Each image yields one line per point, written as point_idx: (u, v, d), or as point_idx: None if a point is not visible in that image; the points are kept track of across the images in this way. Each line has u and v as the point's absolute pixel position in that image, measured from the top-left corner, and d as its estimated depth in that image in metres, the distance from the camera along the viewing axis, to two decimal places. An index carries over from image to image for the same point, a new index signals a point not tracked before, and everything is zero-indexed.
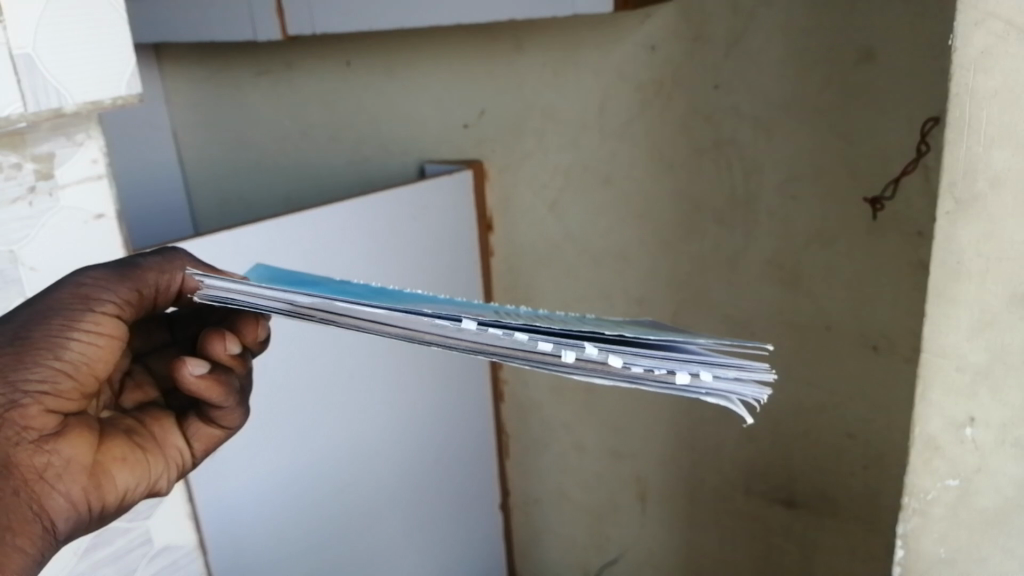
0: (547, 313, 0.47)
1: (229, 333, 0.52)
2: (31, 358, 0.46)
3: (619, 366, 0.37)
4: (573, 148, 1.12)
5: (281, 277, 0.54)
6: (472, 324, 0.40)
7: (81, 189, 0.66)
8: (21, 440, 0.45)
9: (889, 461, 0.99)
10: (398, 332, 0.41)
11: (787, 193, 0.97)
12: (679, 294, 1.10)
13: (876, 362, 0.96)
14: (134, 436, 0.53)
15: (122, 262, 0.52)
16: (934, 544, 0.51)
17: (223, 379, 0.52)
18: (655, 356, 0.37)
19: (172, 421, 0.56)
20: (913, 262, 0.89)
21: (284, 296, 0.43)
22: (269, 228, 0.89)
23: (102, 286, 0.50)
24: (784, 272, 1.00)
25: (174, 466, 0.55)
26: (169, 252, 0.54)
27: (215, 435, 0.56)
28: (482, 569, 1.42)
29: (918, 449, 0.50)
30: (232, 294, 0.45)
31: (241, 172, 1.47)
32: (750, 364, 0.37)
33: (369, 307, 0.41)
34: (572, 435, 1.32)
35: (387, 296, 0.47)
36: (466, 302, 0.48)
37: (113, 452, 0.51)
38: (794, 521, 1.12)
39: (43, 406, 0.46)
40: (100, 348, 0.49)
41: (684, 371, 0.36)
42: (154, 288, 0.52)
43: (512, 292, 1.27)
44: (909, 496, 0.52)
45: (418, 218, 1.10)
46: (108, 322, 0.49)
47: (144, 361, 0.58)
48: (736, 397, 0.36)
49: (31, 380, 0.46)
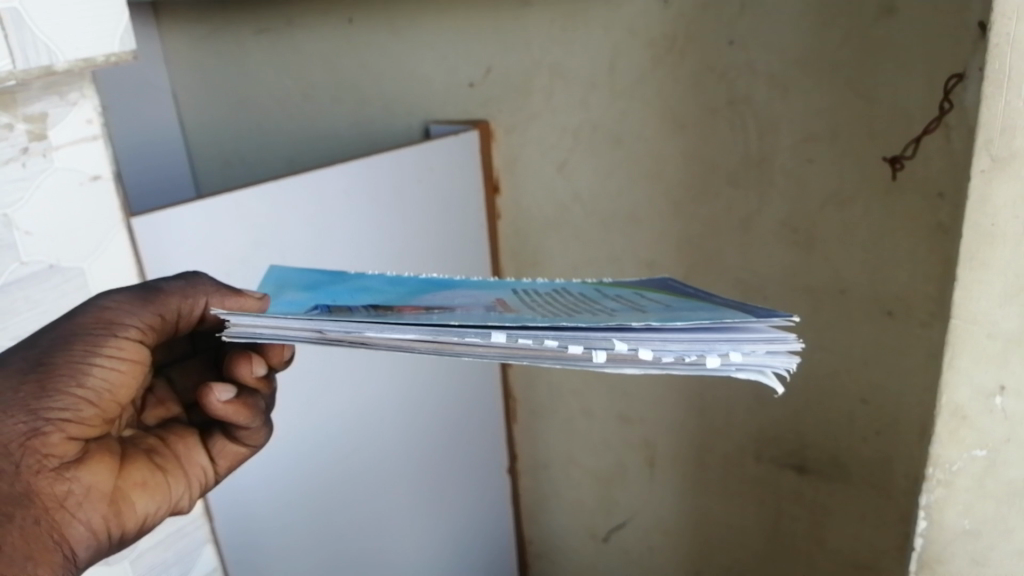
0: (560, 295, 0.54)
1: (256, 356, 0.57)
2: (53, 386, 0.50)
3: (649, 356, 0.43)
4: (581, 106, 1.09)
5: (300, 284, 0.59)
6: (501, 335, 0.44)
7: (76, 150, 0.64)
8: (42, 468, 0.50)
9: (902, 427, 0.99)
10: (431, 347, 0.46)
11: (803, 154, 0.94)
12: (690, 255, 1.08)
13: (892, 327, 0.95)
14: (156, 455, 0.59)
15: (145, 286, 0.56)
16: (958, 515, 0.59)
17: (249, 402, 0.58)
18: (684, 341, 0.43)
19: (195, 438, 0.62)
20: (931, 224, 0.87)
21: (316, 325, 0.47)
22: (271, 190, 0.87)
23: (126, 310, 0.54)
24: (799, 234, 0.98)
25: (196, 484, 0.61)
26: (191, 276, 0.58)
27: (239, 452, 0.63)
28: (490, 532, 1.43)
29: (946, 419, 0.56)
30: (260, 329, 0.48)
31: (244, 134, 1.45)
32: (775, 336, 0.43)
33: (400, 329, 0.46)
34: (579, 401, 1.31)
35: (410, 304, 0.52)
36: (486, 295, 0.54)
37: (132, 477, 0.56)
38: (803, 486, 1.12)
39: (63, 435, 0.51)
40: (123, 372, 0.54)
41: (713, 355, 0.42)
42: (176, 312, 0.57)
43: (520, 255, 1.25)
44: (934, 467, 0.58)
45: (425, 179, 1.08)
46: (130, 347, 0.54)
47: (165, 375, 0.64)
48: (769, 369, 0.43)
49: (54, 408, 0.50)
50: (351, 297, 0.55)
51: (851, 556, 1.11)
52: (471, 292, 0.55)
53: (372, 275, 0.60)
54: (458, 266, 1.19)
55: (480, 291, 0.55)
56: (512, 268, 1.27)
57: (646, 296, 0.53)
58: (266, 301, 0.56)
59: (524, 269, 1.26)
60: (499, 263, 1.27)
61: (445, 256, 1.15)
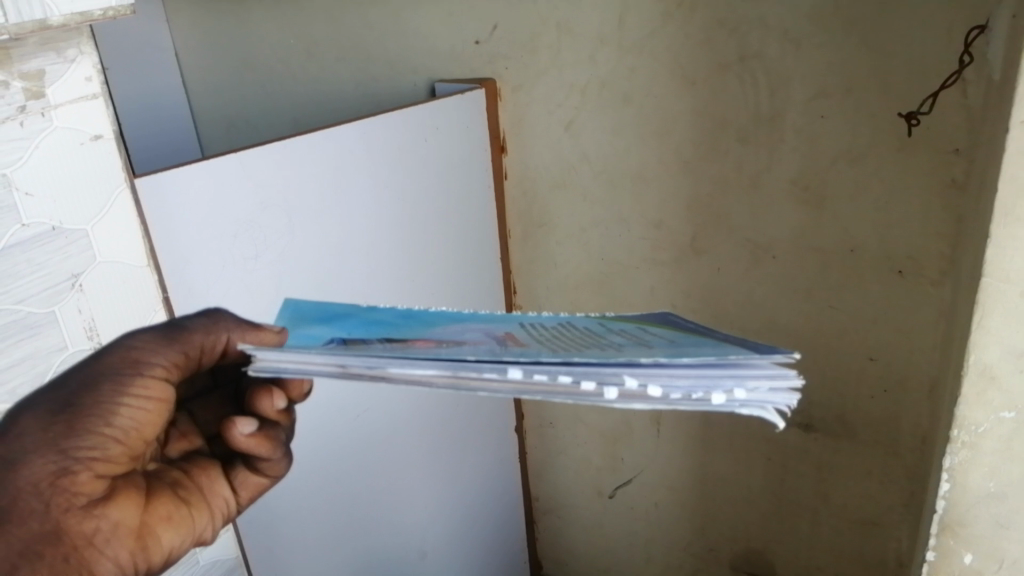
0: (570, 327, 0.54)
1: (276, 388, 0.53)
2: (82, 425, 0.47)
3: (657, 393, 0.42)
4: (590, 62, 1.07)
5: (312, 315, 0.58)
6: (517, 371, 0.43)
7: (77, 108, 0.63)
8: (70, 507, 0.47)
9: (911, 385, 0.99)
10: (447, 381, 0.44)
11: (816, 110, 0.92)
12: (700, 216, 1.07)
13: (902, 286, 0.95)
14: (180, 489, 0.54)
15: (169, 324, 0.53)
16: (983, 477, 0.56)
17: (270, 435, 0.54)
18: (689, 376, 0.43)
19: (218, 471, 0.57)
20: (945, 181, 0.87)
21: (335, 359, 0.45)
22: (276, 151, 0.85)
23: (151, 348, 0.51)
24: (810, 192, 0.97)
25: (219, 516, 0.56)
26: (214, 312, 0.55)
27: (262, 483, 0.57)
28: (498, 491, 1.44)
29: (973, 379, 0.54)
30: (281, 364, 0.46)
31: (247, 94, 1.42)
32: (777, 372, 0.43)
33: (421, 364, 0.44)
34: None
35: (421, 338, 0.51)
36: (495, 325, 0.54)
37: (159, 511, 0.51)
38: (811, 445, 1.12)
39: (92, 473, 0.48)
40: (149, 412, 0.51)
41: (718, 391, 0.42)
42: (200, 349, 0.53)
43: (527, 215, 1.24)
44: (960, 430, 0.56)
45: (430, 139, 1.06)
46: (156, 386, 0.51)
47: (187, 408, 0.59)
48: (769, 406, 0.43)
49: (82, 447, 0.47)
50: (355, 327, 0.54)
51: (856, 512, 1.12)
52: (480, 324, 0.55)
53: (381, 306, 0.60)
54: (463, 226, 1.17)
55: (490, 322, 0.55)
56: (520, 229, 1.26)
57: (650, 330, 0.53)
58: (283, 334, 0.53)
59: (531, 230, 1.25)
60: (506, 224, 1.26)
61: (452, 215, 1.14)
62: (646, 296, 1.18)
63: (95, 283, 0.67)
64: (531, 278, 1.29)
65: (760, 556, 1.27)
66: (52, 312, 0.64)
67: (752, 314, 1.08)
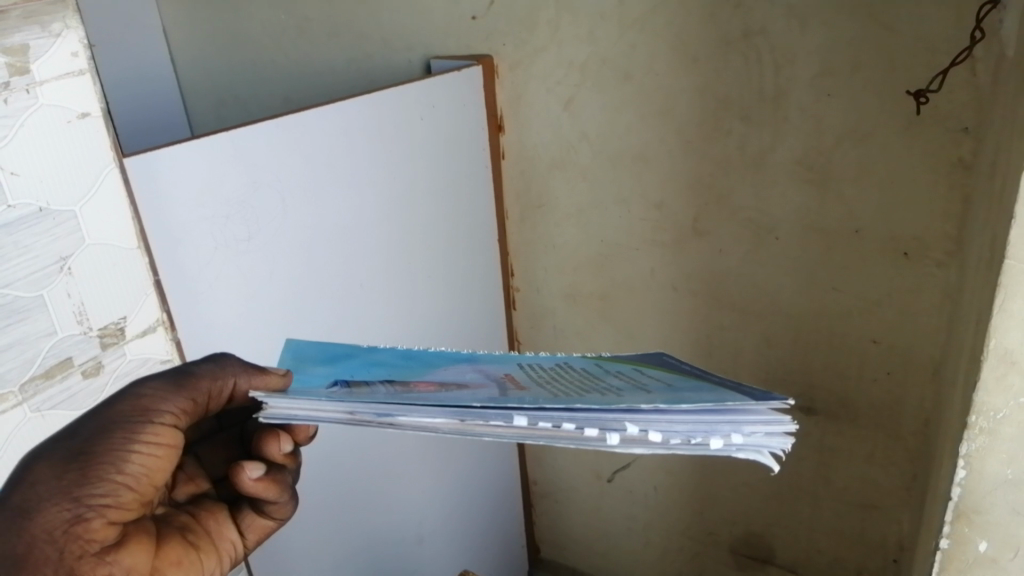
0: (565, 367, 0.56)
1: (283, 434, 0.57)
2: (95, 473, 0.50)
3: (658, 438, 0.44)
4: (590, 39, 1.05)
5: (316, 357, 0.60)
6: (522, 419, 0.45)
7: (64, 85, 0.61)
8: (84, 553, 0.49)
9: (915, 368, 0.98)
10: (453, 428, 0.47)
11: (821, 89, 0.90)
12: (701, 198, 1.05)
13: (907, 267, 0.93)
14: (189, 533, 0.58)
15: (178, 371, 0.56)
16: (1002, 465, 0.50)
17: (278, 478, 0.58)
18: (689, 422, 0.44)
19: (225, 514, 0.61)
20: (952, 160, 0.85)
21: (345, 406, 0.48)
22: (270, 131, 0.83)
23: (161, 397, 0.54)
24: (814, 173, 0.95)
25: (227, 558, 0.60)
26: (220, 358, 0.58)
27: (267, 526, 0.62)
28: (495, 474, 1.43)
29: (991, 363, 0.48)
30: (294, 411, 0.49)
31: (239, 72, 1.40)
32: (772, 418, 0.44)
33: (427, 413, 0.47)
34: (585, 344, 1.29)
35: (423, 379, 0.53)
36: (494, 367, 0.56)
37: (169, 557, 0.55)
38: (812, 428, 1.10)
39: (105, 519, 0.50)
40: (158, 457, 0.53)
41: (716, 436, 0.44)
42: (207, 395, 0.56)
43: (524, 196, 1.22)
44: (976, 415, 0.50)
45: (427, 118, 1.04)
46: (165, 432, 0.54)
47: (194, 453, 0.63)
48: (765, 450, 0.44)
49: (95, 495, 0.50)
50: (363, 368, 0.57)
51: (857, 495, 1.11)
52: (483, 364, 0.57)
53: (382, 346, 0.62)
54: (458, 208, 1.15)
55: (491, 362, 0.57)
56: (518, 210, 1.24)
57: (645, 371, 0.54)
58: (288, 378, 0.56)
59: (529, 212, 1.23)
60: (503, 204, 1.24)
61: (449, 195, 1.12)
62: (646, 278, 1.16)
63: (84, 264, 0.65)
64: (529, 259, 1.28)
65: (759, 539, 1.26)
66: (41, 296, 0.63)
67: (755, 295, 1.07)
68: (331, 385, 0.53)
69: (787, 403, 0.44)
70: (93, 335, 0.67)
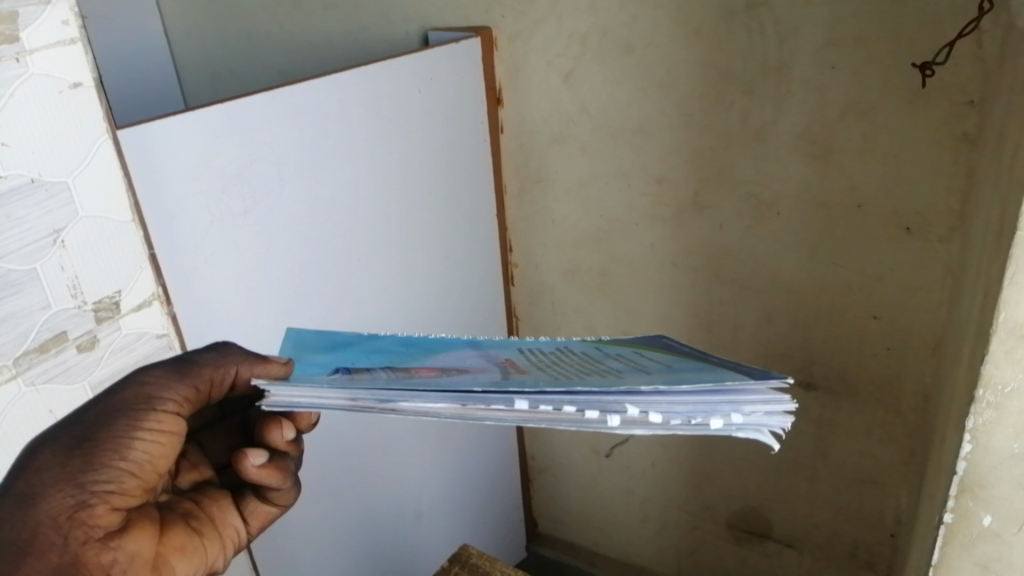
0: (565, 352, 0.55)
1: (286, 420, 0.57)
2: (97, 460, 0.50)
3: (658, 419, 0.44)
4: (590, 11, 1.03)
5: (316, 345, 0.59)
6: (523, 402, 0.45)
7: (55, 54, 0.60)
8: (89, 538, 0.48)
9: (915, 342, 0.97)
10: (456, 413, 0.46)
11: (825, 61, 0.89)
12: (702, 172, 1.04)
13: (908, 242, 0.93)
14: (193, 520, 0.58)
15: (179, 360, 0.56)
16: (1008, 439, 0.49)
17: (281, 465, 0.58)
18: (689, 403, 0.44)
19: (228, 501, 0.61)
20: (956, 133, 0.84)
21: (346, 393, 0.47)
22: (265, 101, 0.82)
23: (163, 385, 0.54)
24: (817, 146, 0.94)
25: (231, 545, 0.59)
26: (221, 346, 0.58)
27: (271, 512, 0.61)
28: (493, 449, 1.43)
29: (1000, 337, 0.47)
30: (295, 399, 0.48)
31: (234, 44, 1.38)
32: (772, 398, 0.44)
33: (429, 399, 0.46)
34: (584, 320, 1.28)
35: (424, 366, 0.52)
36: (496, 353, 0.55)
37: (173, 543, 0.54)
38: (810, 404, 1.10)
39: (108, 505, 0.50)
40: (161, 445, 0.53)
41: (716, 416, 0.44)
42: (209, 383, 0.56)
43: (523, 170, 1.21)
44: (984, 388, 0.49)
45: (425, 90, 1.03)
46: (168, 420, 0.54)
47: (197, 440, 0.63)
48: (764, 428, 0.44)
49: (98, 481, 0.50)
50: (362, 356, 0.56)
51: (854, 471, 1.12)
52: (484, 350, 0.56)
53: (381, 333, 0.61)
54: (456, 183, 1.14)
55: (492, 348, 0.56)
56: (516, 184, 1.23)
57: (646, 354, 0.53)
58: (288, 365, 0.55)
59: (528, 187, 1.22)
60: (502, 178, 1.23)
61: (447, 169, 1.11)
62: (646, 254, 1.16)
63: (78, 238, 0.64)
64: (528, 234, 1.27)
65: (757, 514, 1.27)
66: (34, 270, 0.62)
67: (755, 270, 1.06)
68: (332, 372, 0.52)
69: (788, 381, 0.44)
70: (87, 308, 0.66)
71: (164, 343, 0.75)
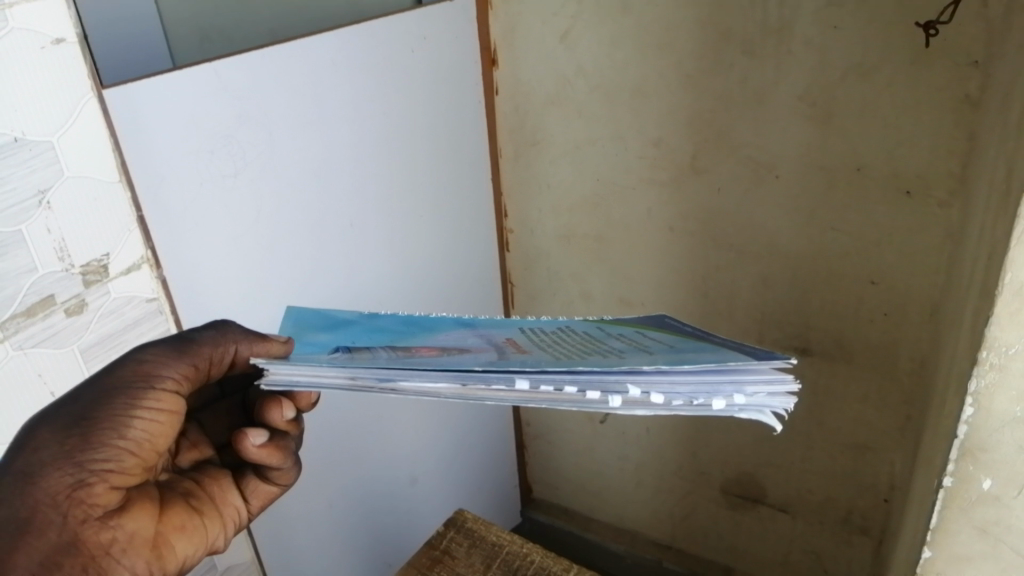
0: (566, 331, 0.54)
1: (285, 400, 0.56)
2: (96, 438, 0.49)
3: (660, 399, 0.43)
4: None
5: (315, 323, 0.58)
6: (524, 382, 0.44)
7: (35, 8, 0.58)
8: (88, 517, 0.48)
9: (913, 306, 0.97)
10: (456, 392, 0.45)
11: (826, 21, 0.87)
12: (701, 135, 1.03)
13: (908, 206, 0.92)
14: (193, 499, 0.57)
15: (179, 338, 0.55)
16: (1011, 402, 0.49)
17: (281, 444, 0.57)
18: (691, 382, 0.43)
19: (229, 480, 0.60)
20: (958, 95, 0.83)
21: (345, 371, 0.46)
22: (255, 61, 0.80)
23: (162, 362, 0.53)
24: (816, 108, 0.93)
25: (231, 524, 0.59)
26: (221, 325, 0.57)
27: (271, 492, 0.61)
28: (489, 413, 1.43)
29: (1006, 297, 0.46)
30: (293, 376, 0.47)
31: (223, 4, 1.35)
32: (776, 377, 0.43)
33: (429, 376, 0.45)
34: (580, 286, 1.28)
35: (425, 345, 0.52)
36: (496, 332, 0.54)
37: (172, 521, 0.54)
38: (806, 369, 1.10)
39: (108, 484, 0.49)
40: (161, 423, 0.53)
41: (718, 397, 0.43)
42: (209, 361, 0.56)
43: (518, 133, 1.20)
44: (988, 350, 0.48)
45: (418, 50, 1.01)
46: (167, 398, 0.53)
47: (197, 419, 0.62)
48: (768, 409, 0.44)
49: (97, 460, 0.49)
50: (361, 334, 0.55)
51: (850, 436, 1.12)
52: (484, 329, 0.55)
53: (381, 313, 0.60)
54: (451, 146, 1.12)
55: (492, 327, 0.55)
56: (512, 147, 1.22)
57: (647, 334, 0.53)
58: (288, 345, 0.54)
59: (524, 151, 1.21)
60: (497, 141, 1.22)
61: (440, 132, 1.09)
62: (643, 220, 1.14)
63: (63, 200, 0.63)
64: (524, 200, 1.25)
65: (751, 479, 1.27)
66: (19, 231, 0.60)
67: (753, 235, 1.05)
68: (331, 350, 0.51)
69: (794, 363, 0.44)
70: (75, 273, 0.65)
71: (153, 308, 0.74)
